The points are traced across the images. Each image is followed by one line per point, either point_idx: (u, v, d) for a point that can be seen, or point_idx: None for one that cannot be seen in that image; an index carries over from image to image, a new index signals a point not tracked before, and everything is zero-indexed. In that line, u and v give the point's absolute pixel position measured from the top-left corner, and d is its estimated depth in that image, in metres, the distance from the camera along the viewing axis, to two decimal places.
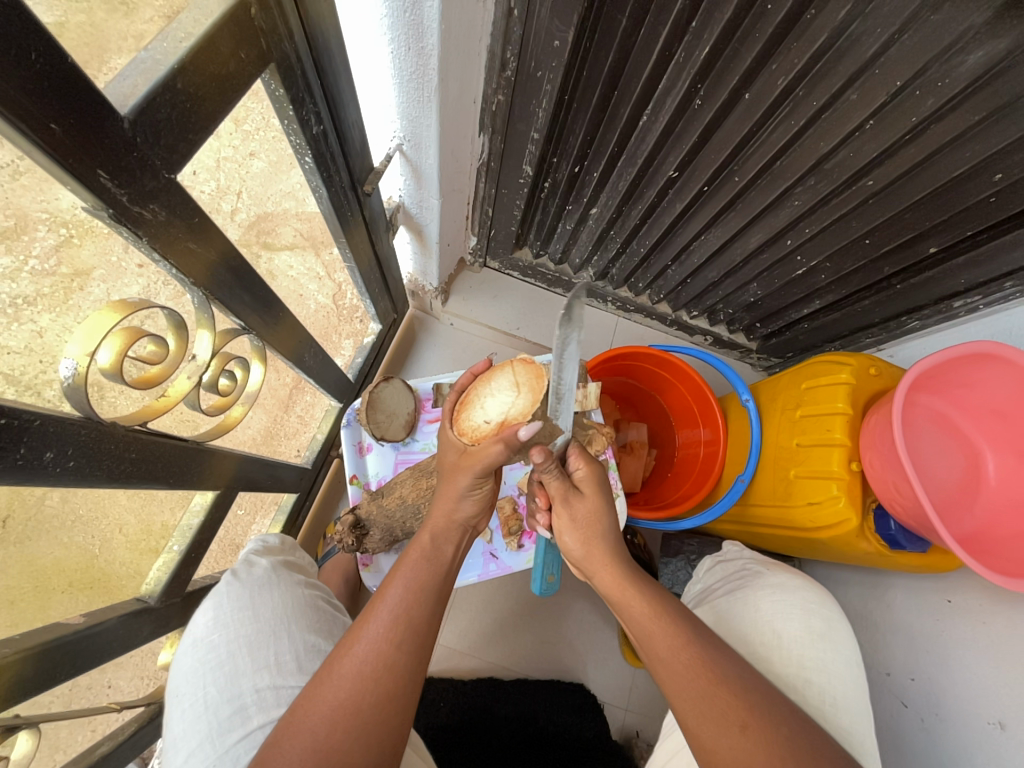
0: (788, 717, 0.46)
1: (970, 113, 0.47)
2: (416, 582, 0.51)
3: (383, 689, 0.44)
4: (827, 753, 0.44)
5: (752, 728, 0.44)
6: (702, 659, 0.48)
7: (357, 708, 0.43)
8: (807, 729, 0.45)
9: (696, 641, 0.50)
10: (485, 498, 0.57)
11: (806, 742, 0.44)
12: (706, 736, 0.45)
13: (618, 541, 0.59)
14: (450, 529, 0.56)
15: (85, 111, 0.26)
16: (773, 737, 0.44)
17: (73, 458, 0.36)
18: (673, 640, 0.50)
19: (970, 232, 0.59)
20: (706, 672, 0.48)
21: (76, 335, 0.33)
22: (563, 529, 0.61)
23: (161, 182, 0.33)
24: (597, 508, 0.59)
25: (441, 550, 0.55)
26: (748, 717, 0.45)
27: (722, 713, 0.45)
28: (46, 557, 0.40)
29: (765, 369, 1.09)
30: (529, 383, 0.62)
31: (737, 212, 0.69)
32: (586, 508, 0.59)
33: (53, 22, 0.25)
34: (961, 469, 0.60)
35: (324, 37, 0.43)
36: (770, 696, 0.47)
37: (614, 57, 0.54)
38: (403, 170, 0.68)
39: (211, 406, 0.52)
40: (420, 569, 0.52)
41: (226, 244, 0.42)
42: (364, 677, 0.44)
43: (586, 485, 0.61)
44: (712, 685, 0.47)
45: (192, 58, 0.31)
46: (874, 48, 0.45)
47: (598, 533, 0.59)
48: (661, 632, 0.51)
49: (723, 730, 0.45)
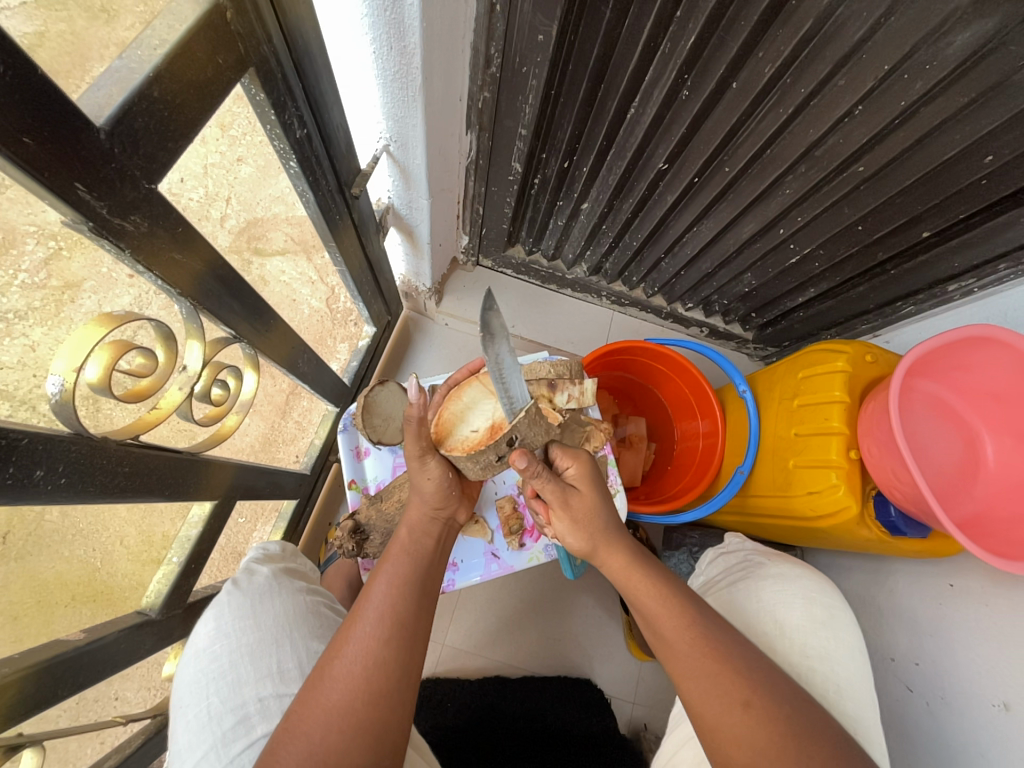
0: (789, 696, 0.46)
1: (958, 95, 0.47)
2: (399, 576, 0.52)
3: (376, 688, 0.44)
4: (828, 733, 0.44)
5: (754, 705, 0.45)
6: (707, 638, 0.49)
7: (352, 708, 0.43)
8: (810, 711, 0.45)
9: (699, 620, 0.50)
10: (445, 480, 0.59)
11: (808, 725, 0.44)
12: (710, 716, 0.46)
13: (620, 530, 0.57)
14: (427, 520, 0.58)
15: (59, 119, 0.26)
16: (775, 716, 0.44)
17: (65, 475, 0.35)
18: (679, 621, 0.50)
19: (963, 215, 0.59)
20: (710, 651, 0.48)
21: (63, 351, 0.32)
22: (562, 530, 0.58)
23: (142, 192, 0.32)
24: (594, 501, 0.57)
25: (420, 543, 0.56)
26: (749, 694, 0.45)
27: (725, 690, 0.46)
28: (47, 572, 0.40)
29: (762, 358, 1.09)
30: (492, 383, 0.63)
31: (729, 201, 0.68)
32: (585, 506, 0.56)
33: (32, 33, 0.25)
34: (960, 453, 0.60)
35: (304, 37, 0.42)
36: (771, 674, 0.48)
37: (599, 50, 0.53)
38: (392, 171, 0.68)
39: (205, 416, 0.51)
40: (402, 563, 0.54)
41: (212, 253, 0.41)
42: (356, 674, 0.44)
43: (580, 479, 0.58)
44: (717, 663, 0.47)
45: (169, 65, 0.30)
46: (861, 32, 0.44)
47: (600, 528, 0.57)
48: (669, 612, 0.51)
49: (725, 708, 0.45)
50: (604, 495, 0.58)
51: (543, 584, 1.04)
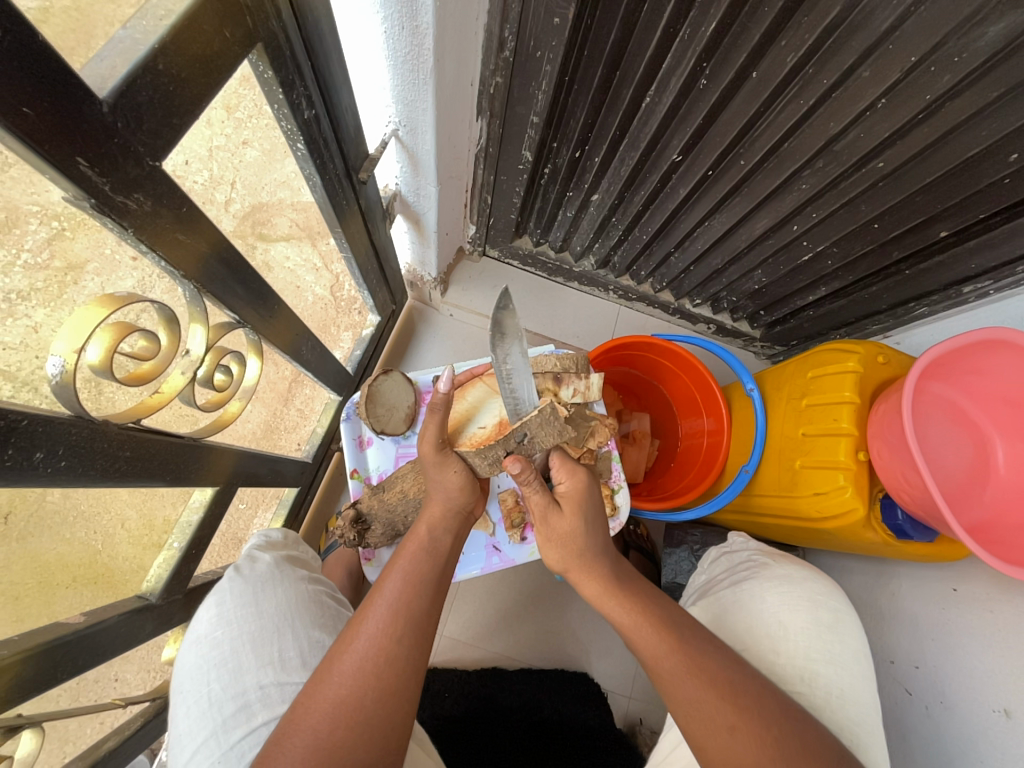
0: (781, 714, 0.46)
1: (985, 90, 0.46)
2: (415, 574, 0.51)
3: (384, 685, 0.44)
4: (820, 751, 0.44)
5: (740, 729, 0.45)
6: (692, 662, 0.48)
7: (358, 705, 0.42)
8: (801, 729, 0.45)
9: (683, 644, 0.49)
10: (467, 476, 0.58)
11: (799, 743, 0.44)
12: (696, 734, 0.46)
13: (603, 550, 0.56)
14: (446, 518, 0.56)
15: (63, 91, 0.25)
16: (764, 738, 0.44)
17: (65, 459, 0.35)
18: (657, 647, 0.49)
19: (982, 215, 0.58)
20: (695, 675, 0.47)
21: (63, 332, 0.32)
22: (542, 544, 0.58)
23: (146, 169, 0.31)
24: (577, 527, 0.55)
25: (439, 541, 0.55)
26: (736, 718, 0.45)
27: (710, 716, 0.46)
28: (48, 553, 0.39)
29: (769, 357, 1.08)
30: (495, 386, 0.70)
31: (743, 196, 0.67)
32: (564, 527, 0.56)
33: (36, 7, 0.24)
34: (970, 459, 0.59)
35: (314, 15, 0.41)
36: (763, 692, 0.48)
37: (616, 36, 0.52)
38: (400, 157, 0.66)
39: (208, 401, 0.51)
40: (418, 561, 0.52)
41: (218, 236, 0.41)
42: (365, 672, 0.44)
43: (568, 500, 0.57)
44: (702, 689, 0.47)
45: (174, 37, 0.29)
46: (888, 22, 0.43)
47: (577, 550, 0.55)
48: (646, 635, 0.50)
49: (711, 730, 0.45)
50: (592, 520, 0.57)
51: (542, 578, 1.04)
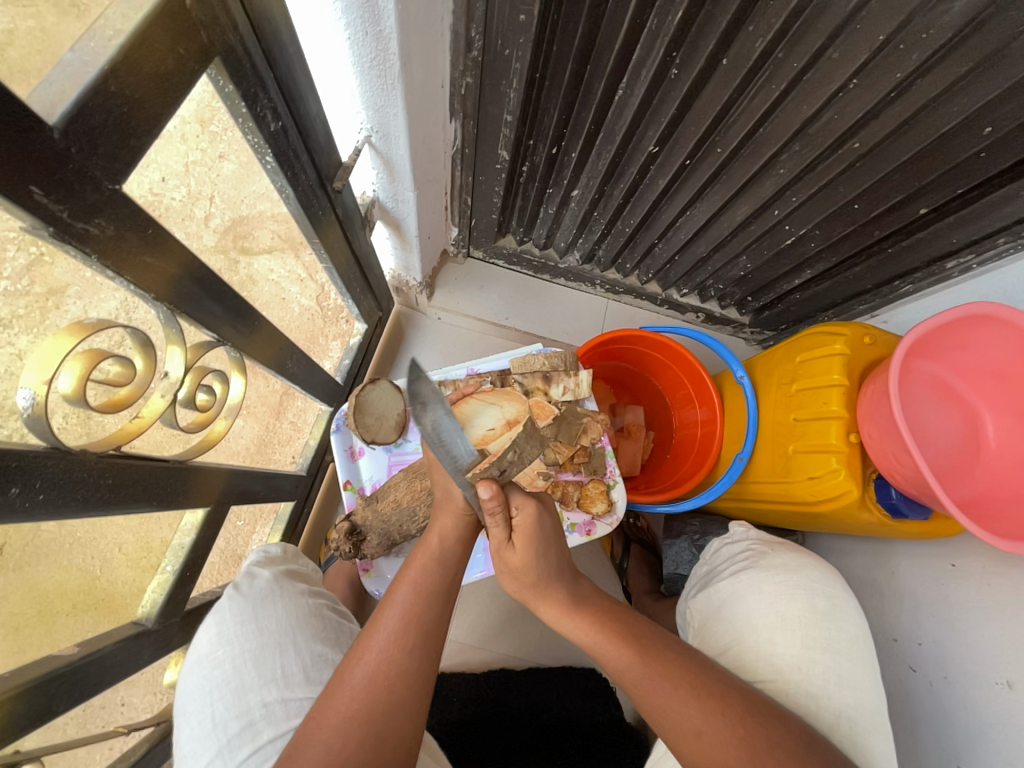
0: (754, 707, 0.47)
1: (956, 65, 0.46)
2: (427, 584, 0.50)
3: (394, 697, 0.43)
4: (790, 748, 0.44)
5: (708, 732, 0.45)
6: (663, 668, 0.48)
7: (372, 716, 0.42)
8: (767, 725, 0.45)
9: (652, 650, 0.49)
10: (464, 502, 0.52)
11: (766, 739, 0.44)
12: (668, 739, 0.46)
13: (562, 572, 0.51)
14: (457, 528, 0.53)
15: (9, 118, 0.24)
16: (729, 738, 0.44)
17: (43, 491, 0.34)
18: (625, 654, 0.49)
19: (961, 190, 0.58)
20: (666, 679, 0.47)
21: (31, 364, 0.31)
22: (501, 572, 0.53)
23: (105, 194, 0.31)
24: (528, 558, 0.50)
25: (450, 552, 0.53)
26: (704, 724, 0.45)
27: (681, 718, 0.46)
28: (45, 582, 0.39)
29: (758, 343, 1.08)
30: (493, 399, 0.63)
31: (723, 183, 0.67)
32: (518, 560, 0.50)
33: (2, 31, 0.25)
34: (962, 434, 0.59)
35: (272, 27, 0.41)
36: (740, 689, 0.48)
37: (584, 29, 0.51)
38: (375, 163, 0.66)
39: (191, 423, 0.50)
40: (431, 574, 0.51)
41: (188, 255, 0.40)
42: (376, 685, 0.43)
43: (521, 534, 0.49)
44: (670, 694, 0.47)
45: (125, 56, 0.29)
46: (853, 3, 0.43)
47: (533, 577, 0.50)
48: (612, 645, 0.50)
49: (680, 733, 0.46)
50: (545, 547, 0.50)
51: None
